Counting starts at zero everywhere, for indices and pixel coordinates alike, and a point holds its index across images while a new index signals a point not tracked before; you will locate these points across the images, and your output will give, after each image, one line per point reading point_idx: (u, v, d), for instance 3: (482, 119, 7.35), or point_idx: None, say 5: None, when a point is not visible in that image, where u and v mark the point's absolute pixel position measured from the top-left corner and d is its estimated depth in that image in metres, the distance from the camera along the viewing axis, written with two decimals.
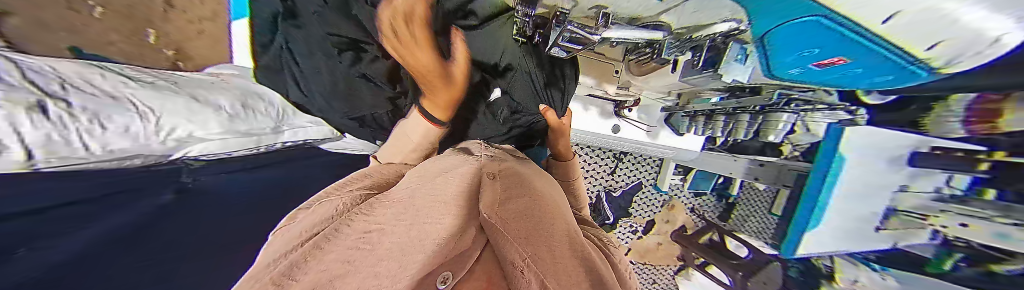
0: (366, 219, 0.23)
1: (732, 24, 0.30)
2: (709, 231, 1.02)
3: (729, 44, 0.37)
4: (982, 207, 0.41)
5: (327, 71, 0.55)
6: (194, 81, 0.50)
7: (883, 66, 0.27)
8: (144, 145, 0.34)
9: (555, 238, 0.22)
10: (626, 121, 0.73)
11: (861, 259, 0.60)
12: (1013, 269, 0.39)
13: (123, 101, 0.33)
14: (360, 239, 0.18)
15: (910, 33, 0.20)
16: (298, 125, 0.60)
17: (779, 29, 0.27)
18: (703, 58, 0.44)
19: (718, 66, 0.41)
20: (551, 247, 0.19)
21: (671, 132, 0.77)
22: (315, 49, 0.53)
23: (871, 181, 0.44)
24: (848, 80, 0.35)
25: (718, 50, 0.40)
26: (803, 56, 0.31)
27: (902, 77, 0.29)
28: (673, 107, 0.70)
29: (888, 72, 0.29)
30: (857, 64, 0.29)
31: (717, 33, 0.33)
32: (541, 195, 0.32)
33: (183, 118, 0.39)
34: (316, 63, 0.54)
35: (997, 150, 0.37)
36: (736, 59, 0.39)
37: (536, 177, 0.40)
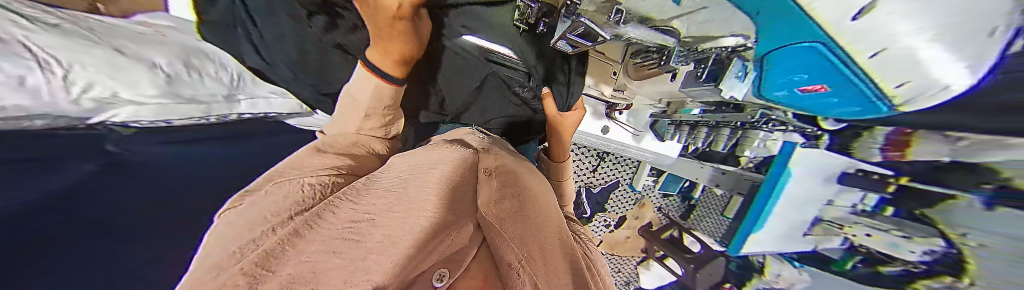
0: (353, 208, 0.22)
1: (739, 39, 0.37)
2: (671, 228, 1.12)
3: (732, 60, 0.43)
4: (884, 221, 0.50)
5: (293, 36, 0.49)
6: (120, 31, 0.40)
7: (852, 97, 0.34)
8: (50, 103, 0.27)
9: (545, 241, 0.25)
10: (615, 123, 0.75)
11: (787, 258, 0.71)
12: (894, 270, 0.49)
13: (17, 46, 0.26)
14: (347, 229, 0.17)
15: (881, 64, 0.26)
16: (259, 96, 0.54)
17: (778, 51, 0.34)
18: (705, 71, 0.48)
19: (719, 81, 0.46)
20: (542, 250, 0.23)
21: (653, 137, 0.81)
22: (278, 8, 0.47)
23: (811, 194, 0.52)
24: (819, 107, 0.41)
25: (722, 64, 0.45)
26: (794, 80, 0.37)
27: (865, 110, 0.35)
28: (660, 115, 0.75)
29: (857, 104, 0.35)
30: (834, 92, 0.34)
31: (721, 47, 0.40)
32: (534, 196, 0.34)
33: (104, 74, 0.33)
34: (280, 26, 0.48)
35: (903, 175, 0.45)
36: (737, 75, 0.44)
37: (530, 176, 0.42)
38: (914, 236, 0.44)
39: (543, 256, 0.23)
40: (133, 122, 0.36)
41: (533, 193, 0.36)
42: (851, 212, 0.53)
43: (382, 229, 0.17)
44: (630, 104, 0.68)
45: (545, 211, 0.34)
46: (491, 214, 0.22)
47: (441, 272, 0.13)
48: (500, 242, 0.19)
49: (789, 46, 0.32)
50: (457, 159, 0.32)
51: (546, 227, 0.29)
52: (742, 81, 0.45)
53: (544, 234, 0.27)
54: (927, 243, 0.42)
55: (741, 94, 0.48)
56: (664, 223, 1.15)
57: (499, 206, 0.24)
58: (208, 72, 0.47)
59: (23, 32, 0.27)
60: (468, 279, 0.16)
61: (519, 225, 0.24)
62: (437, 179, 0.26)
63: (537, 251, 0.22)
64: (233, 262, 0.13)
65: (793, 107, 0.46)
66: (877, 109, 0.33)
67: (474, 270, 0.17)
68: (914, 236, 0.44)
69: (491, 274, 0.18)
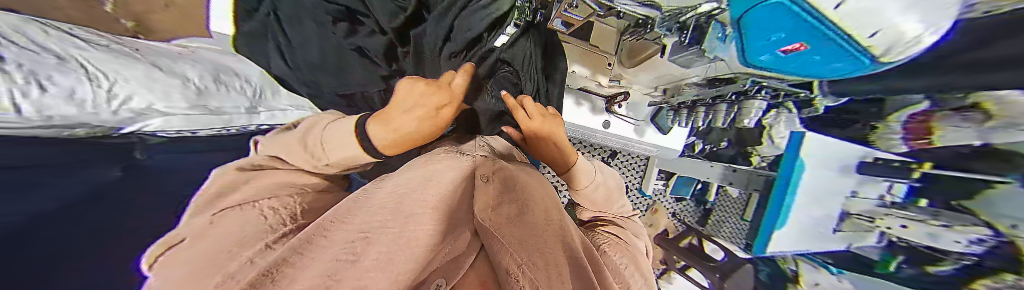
0: (341, 228, 0.21)
1: (714, 4, 0.32)
2: (687, 236, 1.04)
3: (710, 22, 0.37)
4: (918, 213, 0.46)
5: (315, 39, 0.53)
6: (159, 52, 0.47)
7: (829, 53, 0.26)
8: (93, 114, 0.30)
9: (545, 246, 0.25)
10: (614, 117, 0.78)
11: (820, 263, 0.64)
12: (946, 270, 0.43)
13: (71, 62, 0.30)
14: (344, 250, 0.16)
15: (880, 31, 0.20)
16: (278, 108, 0.56)
17: (749, 14, 0.28)
18: (688, 37, 0.44)
19: (702, 43, 0.42)
20: (542, 254, 0.23)
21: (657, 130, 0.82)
22: (303, 15, 0.52)
23: (825, 187, 0.50)
24: (806, 68, 0.33)
25: (702, 29, 0.40)
26: (770, 41, 0.30)
27: (850, 66, 0.28)
28: (658, 102, 0.76)
29: (838, 61, 0.27)
30: (820, 53, 0.27)
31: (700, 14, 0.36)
32: (529, 198, 0.34)
33: (140, 86, 0.36)
34: (303, 31, 0.53)
35: (925, 161, 0.44)
36: (717, 37, 0.38)
37: (525, 175, 0.42)
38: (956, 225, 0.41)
39: (544, 259, 0.22)
40: (161, 131, 0.39)
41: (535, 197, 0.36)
42: (879, 205, 0.50)
43: (383, 247, 0.17)
44: (626, 95, 0.70)
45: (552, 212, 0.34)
46: (489, 222, 0.23)
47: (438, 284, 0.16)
48: (499, 249, 0.20)
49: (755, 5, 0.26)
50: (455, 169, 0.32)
51: (546, 230, 0.29)
52: (724, 43, 0.37)
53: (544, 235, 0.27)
54: (972, 232, 0.38)
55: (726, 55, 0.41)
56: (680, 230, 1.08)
57: (498, 213, 0.25)
58: (235, 86, 0.52)
59: (77, 51, 0.32)
60: (467, 285, 0.18)
61: (516, 230, 0.25)
62: (434, 194, 0.26)
63: (535, 254, 0.22)
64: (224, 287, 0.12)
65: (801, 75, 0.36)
66: (860, 62, 0.26)
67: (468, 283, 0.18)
68: (956, 225, 0.41)
69: (490, 279, 0.19)
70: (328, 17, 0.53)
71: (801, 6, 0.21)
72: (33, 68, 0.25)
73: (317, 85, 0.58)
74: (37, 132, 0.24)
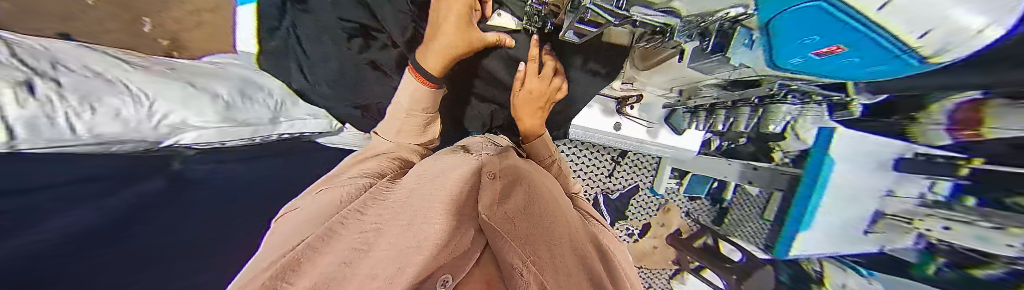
0: (362, 219, 0.25)
1: (741, 9, 0.29)
2: (703, 236, 1.02)
3: (736, 29, 0.34)
4: (968, 213, 0.39)
5: (335, 56, 0.62)
6: (193, 68, 0.47)
7: (871, 49, 0.20)
8: (137, 130, 0.31)
9: (555, 243, 0.27)
10: (625, 118, 0.69)
11: (849, 264, 0.59)
12: (994, 274, 0.36)
13: (116, 83, 0.31)
14: (357, 241, 0.21)
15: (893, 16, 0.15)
16: (297, 117, 0.56)
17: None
18: (709, 44, 0.39)
19: (726, 51, 0.37)
20: (549, 250, 0.25)
21: (670, 131, 0.72)
22: (323, 33, 0.60)
23: (859, 184, 0.46)
24: (843, 73, 0.28)
25: (727, 35, 0.36)
26: (802, 44, 0.25)
27: (889, 69, 0.23)
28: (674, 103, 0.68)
29: (876, 65, 0.22)
30: (858, 56, 0.22)
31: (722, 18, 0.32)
32: (535, 188, 0.37)
33: (179, 104, 0.37)
34: (325, 50, 0.61)
35: (975, 156, 0.36)
36: (744, 43, 0.33)
37: (536, 173, 0.44)
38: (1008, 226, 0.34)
39: (548, 255, 0.24)
40: (194, 144, 0.40)
41: (537, 187, 0.38)
42: (918, 203, 0.44)
43: (387, 241, 0.20)
44: (640, 95, 0.64)
45: (551, 199, 0.37)
46: (492, 219, 0.25)
47: (447, 278, 0.15)
48: (504, 246, 0.22)
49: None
50: (467, 166, 0.37)
51: (554, 226, 0.30)
52: (751, 48, 0.33)
53: (559, 236, 0.29)
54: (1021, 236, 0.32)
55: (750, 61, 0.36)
56: (694, 231, 1.05)
57: (501, 210, 0.28)
58: (259, 99, 0.50)
59: (125, 76, 0.33)
60: (473, 283, 0.18)
61: (523, 225, 0.27)
62: (444, 190, 0.29)
63: (544, 249, 0.25)
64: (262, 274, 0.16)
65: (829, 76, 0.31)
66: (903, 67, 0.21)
67: (477, 276, 0.20)
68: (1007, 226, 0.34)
69: (495, 278, 0.20)
70: (345, 34, 0.61)
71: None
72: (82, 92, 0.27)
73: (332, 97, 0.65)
74: (78, 149, 0.27)
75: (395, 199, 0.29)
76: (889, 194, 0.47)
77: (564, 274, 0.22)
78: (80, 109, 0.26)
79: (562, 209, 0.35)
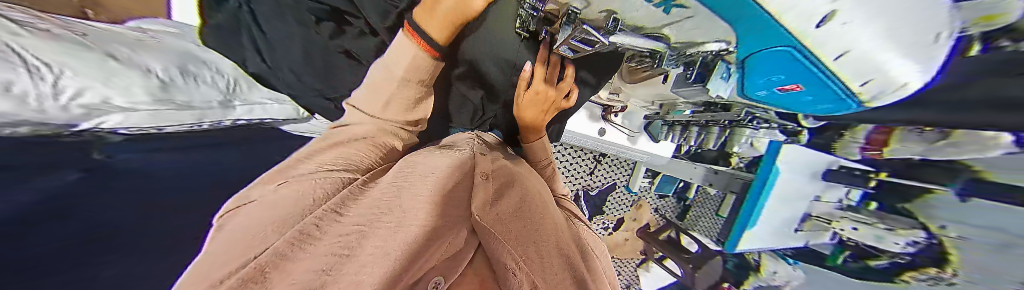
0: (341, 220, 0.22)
1: (722, 45, 0.28)
2: (668, 229, 1.10)
3: (718, 63, 0.33)
4: (869, 215, 0.49)
5: (299, 38, 0.51)
6: (110, 35, 0.38)
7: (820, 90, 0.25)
8: (38, 111, 0.25)
9: (544, 242, 0.29)
10: (612, 126, 0.71)
11: (780, 254, 0.70)
12: (884, 264, 0.47)
13: (8, 49, 0.24)
14: (338, 243, 0.18)
15: (852, 65, 0.19)
16: (256, 102, 0.51)
17: (759, 55, 0.24)
18: (693, 73, 0.39)
19: (705, 83, 0.38)
20: (540, 250, 0.27)
21: (648, 138, 0.76)
22: (286, 10, 0.49)
23: (795, 191, 0.53)
24: (790, 101, 0.31)
25: (708, 66, 0.36)
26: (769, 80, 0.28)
27: (836, 106, 0.27)
28: (652, 116, 0.70)
29: (824, 100, 0.27)
30: (814, 93, 0.26)
31: (704, 52, 0.31)
32: (524, 190, 0.38)
33: (95, 78, 0.30)
34: (286, 28, 0.50)
35: (883, 171, 0.45)
36: (722, 77, 0.35)
37: (527, 175, 0.45)
38: (897, 228, 0.43)
39: (538, 254, 0.26)
40: (122, 128, 0.32)
41: (524, 187, 0.39)
42: (837, 207, 0.54)
43: (374, 244, 0.18)
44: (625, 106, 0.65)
45: (539, 201, 0.38)
46: (487, 221, 0.25)
47: (439, 281, 0.18)
48: (499, 248, 0.23)
49: (768, 50, 0.22)
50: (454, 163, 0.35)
51: (543, 226, 0.32)
52: (729, 81, 0.35)
53: (547, 236, 0.30)
54: (908, 234, 0.42)
55: (728, 94, 0.38)
56: (661, 224, 1.14)
57: (493, 209, 0.28)
58: (203, 77, 0.44)
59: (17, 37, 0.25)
60: (466, 283, 0.21)
61: (516, 226, 0.28)
62: (430, 188, 0.27)
63: (532, 250, 0.26)
64: (216, 280, 0.12)
65: (785, 107, 0.35)
66: (847, 105, 0.26)
67: (470, 276, 0.22)
68: (897, 228, 0.43)
69: (488, 278, 0.23)
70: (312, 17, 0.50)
71: (803, 51, 0.19)
72: None
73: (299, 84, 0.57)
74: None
75: (379, 196, 0.27)
76: (818, 199, 0.54)
77: (550, 272, 0.25)
78: None
79: (549, 211, 0.37)
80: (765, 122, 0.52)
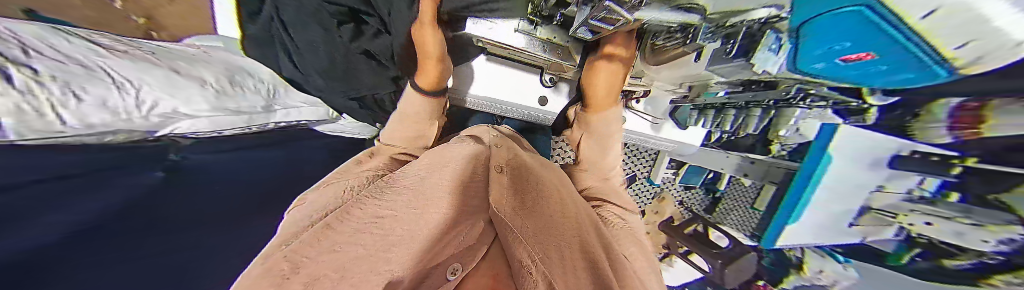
0: (344, 229, 0.24)
1: (773, 10, 0.24)
2: (693, 223, 1.03)
3: (765, 32, 0.29)
4: (947, 209, 0.40)
5: (324, 45, 0.49)
6: (174, 52, 0.44)
7: (900, 58, 0.21)
8: (126, 121, 0.32)
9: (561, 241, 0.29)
10: (631, 112, 0.69)
11: (828, 251, 0.63)
12: (964, 265, 0.40)
13: (96, 71, 0.31)
14: (373, 225, 0.24)
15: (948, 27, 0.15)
16: (292, 105, 0.56)
17: (820, 19, 0.22)
18: (732, 47, 0.35)
19: (750, 55, 0.33)
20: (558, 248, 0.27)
21: (674, 125, 0.71)
22: (308, 19, 0.46)
23: (853, 180, 0.46)
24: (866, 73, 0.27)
25: (753, 38, 0.31)
26: (830, 50, 0.24)
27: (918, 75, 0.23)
28: (681, 100, 0.65)
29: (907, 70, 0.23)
30: (890, 63, 0.23)
31: (750, 19, 0.27)
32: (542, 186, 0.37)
33: (164, 92, 0.37)
34: (311, 37, 0.47)
35: (970, 156, 0.34)
36: (771, 48, 0.30)
37: (542, 169, 0.44)
38: (989, 224, 0.35)
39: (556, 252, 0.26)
40: (190, 133, 0.41)
41: (539, 180, 0.38)
42: (906, 199, 0.45)
43: (401, 227, 0.23)
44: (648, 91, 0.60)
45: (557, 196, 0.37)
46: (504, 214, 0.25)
47: (454, 269, 0.20)
48: (515, 242, 0.23)
49: (832, 12, 0.19)
50: (468, 157, 0.37)
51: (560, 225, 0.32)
52: (779, 54, 0.30)
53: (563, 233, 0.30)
54: (1006, 231, 0.33)
55: (777, 71, 0.33)
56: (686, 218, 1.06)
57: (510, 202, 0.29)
58: (247, 86, 0.49)
59: (101, 59, 0.32)
60: (478, 276, 0.22)
61: (529, 221, 0.28)
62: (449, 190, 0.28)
63: (550, 247, 0.26)
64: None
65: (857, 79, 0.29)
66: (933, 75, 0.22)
67: (483, 268, 0.24)
68: (988, 224, 0.35)
69: (501, 271, 0.24)
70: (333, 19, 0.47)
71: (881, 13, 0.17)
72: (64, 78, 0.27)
73: (331, 89, 0.56)
74: (84, 140, 0.29)
75: (406, 186, 0.33)
76: (880, 188, 0.46)
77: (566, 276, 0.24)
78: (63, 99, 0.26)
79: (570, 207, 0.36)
80: (821, 100, 0.46)
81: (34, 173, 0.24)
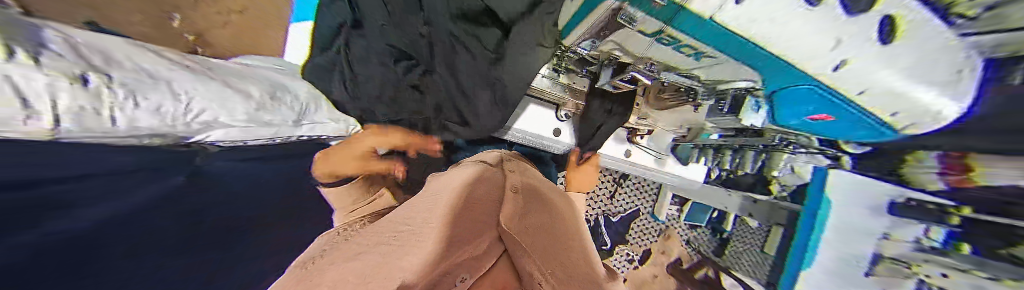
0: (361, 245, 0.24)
1: (749, 82, 0.27)
2: (703, 267, 0.90)
3: (744, 97, 0.34)
4: (960, 260, 0.33)
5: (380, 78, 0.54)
6: (229, 69, 0.51)
7: (853, 122, 0.23)
8: (168, 126, 0.36)
9: (580, 276, 0.28)
10: (637, 147, 0.72)
11: None
12: None
13: (160, 81, 0.36)
14: (392, 237, 0.24)
15: (877, 97, 0.18)
16: (317, 121, 0.59)
17: (783, 91, 0.25)
18: (725, 104, 0.39)
19: (736, 115, 0.36)
20: (568, 270, 0.27)
21: (675, 161, 0.73)
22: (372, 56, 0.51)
23: (857, 225, 0.40)
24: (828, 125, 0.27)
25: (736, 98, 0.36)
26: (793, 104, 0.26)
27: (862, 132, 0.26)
28: (681, 139, 0.68)
29: (853, 129, 0.26)
30: (843, 121, 0.24)
31: (735, 87, 0.31)
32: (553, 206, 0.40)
33: (213, 102, 0.42)
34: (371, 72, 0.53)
35: (964, 205, 0.32)
36: (753, 109, 0.34)
37: (552, 192, 0.46)
38: (1006, 278, 0.27)
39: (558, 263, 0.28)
40: (219, 141, 0.45)
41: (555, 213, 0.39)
42: (915, 248, 0.36)
43: (413, 238, 0.23)
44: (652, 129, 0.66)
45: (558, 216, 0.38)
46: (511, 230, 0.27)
47: (462, 277, 0.18)
48: (523, 256, 0.25)
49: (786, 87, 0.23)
50: (468, 178, 0.38)
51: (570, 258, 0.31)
52: (759, 112, 0.34)
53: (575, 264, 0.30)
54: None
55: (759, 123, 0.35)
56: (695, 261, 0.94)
57: (515, 222, 0.30)
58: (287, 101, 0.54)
59: (166, 72, 0.38)
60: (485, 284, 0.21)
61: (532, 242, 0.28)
62: (439, 216, 0.27)
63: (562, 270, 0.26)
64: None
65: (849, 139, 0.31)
66: (882, 134, 0.24)
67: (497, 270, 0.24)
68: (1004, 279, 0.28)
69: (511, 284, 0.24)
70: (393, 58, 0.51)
71: (825, 88, 0.19)
72: (129, 86, 0.32)
73: (373, 115, 0.60)
74: (103, 140, 0.31)
75: (426, 201, 0.33)
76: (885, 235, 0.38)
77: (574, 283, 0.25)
78: (120, 103, 0.31)
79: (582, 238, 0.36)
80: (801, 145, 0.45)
81: (56, 165, 0.29)
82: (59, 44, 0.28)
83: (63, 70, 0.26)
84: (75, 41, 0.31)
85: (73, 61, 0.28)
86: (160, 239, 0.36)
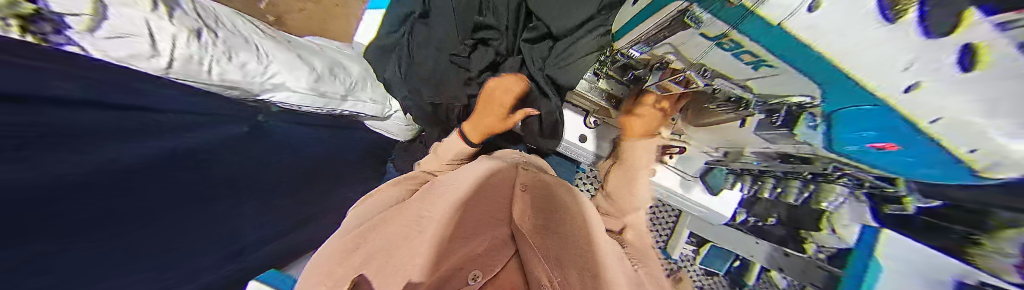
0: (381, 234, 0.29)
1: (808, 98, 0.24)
2: None
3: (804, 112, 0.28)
4: None
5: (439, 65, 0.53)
6: (307, 45, 0.60)
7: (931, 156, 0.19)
8: (248, 82, 0.43)
9: (583, 262, 0.29)
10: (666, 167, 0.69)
11: None
12: None
13: (252, 46, 0.45)
14: (415, 222, 0.29)
15: (947, 131, 0.16)
16: (362, 99, 0.62)
17: (847, 109, 0.22)
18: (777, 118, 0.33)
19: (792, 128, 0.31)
20: (577, 263, 0.29)
21: (704, 191, 0.67)
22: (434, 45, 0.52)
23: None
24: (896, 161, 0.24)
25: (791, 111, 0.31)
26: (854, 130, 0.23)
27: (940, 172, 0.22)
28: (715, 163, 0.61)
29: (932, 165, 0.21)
30: (916, 156, 0.21)
31: (791, 102, 0.28)
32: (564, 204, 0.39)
33: (285, 69, 0.48)
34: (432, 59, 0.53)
35: None
36: (813, 126, 0.28)
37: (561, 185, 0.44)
38: None
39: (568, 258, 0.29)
40: (281, 102, 0.50)
41: (565, 205, 0.38)
42: None
43: (430, 227, 0.28)
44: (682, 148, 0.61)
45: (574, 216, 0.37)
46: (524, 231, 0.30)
47: (475, 275, 0.26)
48: (532, 260, 0.27)
49: (850, 106, 0.21)
50: (482, 171, 0.39)
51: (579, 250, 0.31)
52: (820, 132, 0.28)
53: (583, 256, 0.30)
54: None
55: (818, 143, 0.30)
56: None
57: (529, 221, 0.32)
58: (342, 78, 0.58)
59: (260, 40, 0.48)
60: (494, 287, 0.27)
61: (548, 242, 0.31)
62: (454, 207, 0.30)
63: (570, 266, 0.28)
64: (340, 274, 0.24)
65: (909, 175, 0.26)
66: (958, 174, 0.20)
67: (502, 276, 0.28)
68: None
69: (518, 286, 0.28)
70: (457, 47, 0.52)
71: (887, 107, 0.17)
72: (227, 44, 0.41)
73: (417, 98, 0.55)
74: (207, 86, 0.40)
75: (442, 185, 0.36)
76: None
77: (574, 268, 0.28)
78: (218, 57, 0.39)
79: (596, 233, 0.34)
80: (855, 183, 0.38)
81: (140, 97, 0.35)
82: (191, 7, 0.39)
83: (184, 22, 0.36)
84: (208, 11, 0.42)
85: (193, 19, 0.38)
86: (180, 180, 0.39)
